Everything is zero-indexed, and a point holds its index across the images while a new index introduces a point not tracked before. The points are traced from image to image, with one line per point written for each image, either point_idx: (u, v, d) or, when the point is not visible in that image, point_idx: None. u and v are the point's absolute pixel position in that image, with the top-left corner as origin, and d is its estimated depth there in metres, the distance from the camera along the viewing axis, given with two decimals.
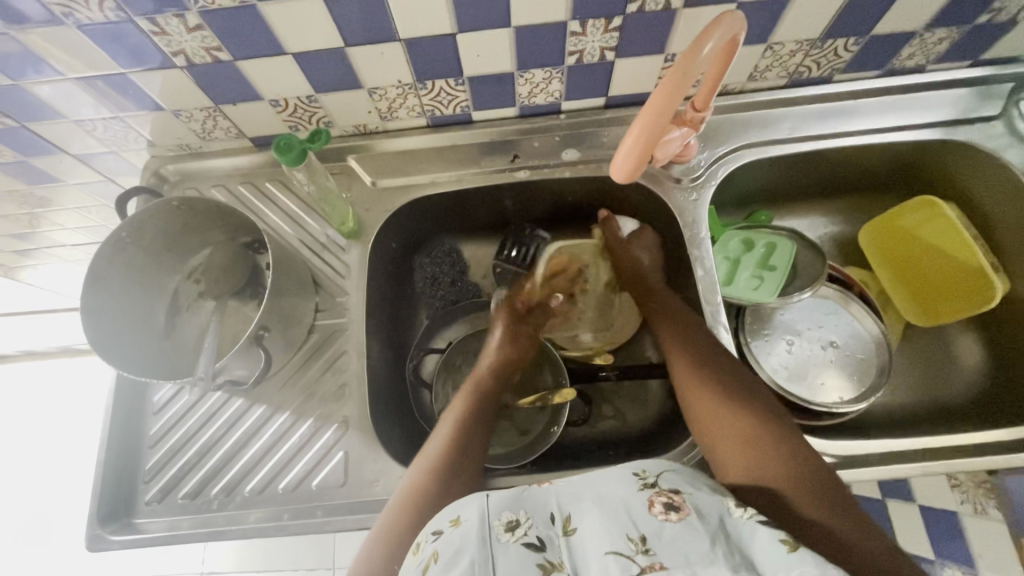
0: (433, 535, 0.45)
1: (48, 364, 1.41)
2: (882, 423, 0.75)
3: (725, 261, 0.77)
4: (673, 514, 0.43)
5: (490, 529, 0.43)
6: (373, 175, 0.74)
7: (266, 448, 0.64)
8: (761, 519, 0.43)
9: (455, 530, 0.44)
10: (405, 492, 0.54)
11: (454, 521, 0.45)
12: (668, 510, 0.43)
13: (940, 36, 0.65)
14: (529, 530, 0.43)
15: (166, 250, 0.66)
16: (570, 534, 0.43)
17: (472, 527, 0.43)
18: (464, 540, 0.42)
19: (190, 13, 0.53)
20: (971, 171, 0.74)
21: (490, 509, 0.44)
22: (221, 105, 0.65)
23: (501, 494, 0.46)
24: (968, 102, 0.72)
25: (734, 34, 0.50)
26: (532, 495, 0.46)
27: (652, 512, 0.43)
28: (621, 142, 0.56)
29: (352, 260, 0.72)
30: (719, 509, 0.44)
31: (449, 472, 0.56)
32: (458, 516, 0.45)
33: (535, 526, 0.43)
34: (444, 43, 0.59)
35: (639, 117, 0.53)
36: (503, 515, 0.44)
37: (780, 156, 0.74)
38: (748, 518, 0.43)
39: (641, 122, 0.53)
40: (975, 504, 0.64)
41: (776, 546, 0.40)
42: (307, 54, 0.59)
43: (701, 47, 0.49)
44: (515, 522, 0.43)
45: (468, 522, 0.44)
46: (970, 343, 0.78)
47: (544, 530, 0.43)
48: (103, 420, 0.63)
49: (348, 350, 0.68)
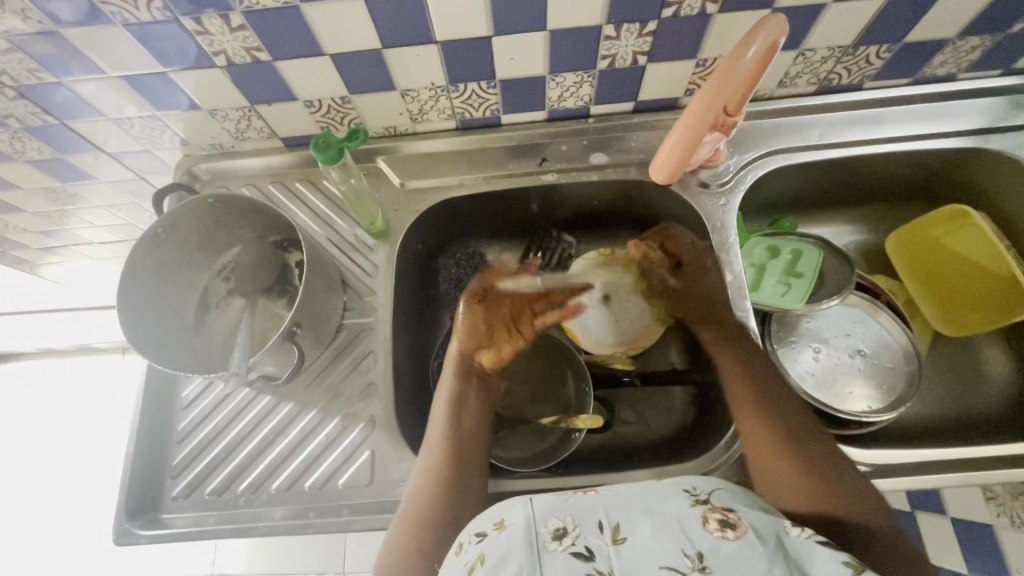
0: (476, 536, 0.45)
1: (66, 362, 1.42)
2: (910, 435, 0.74)
3: (752, 267, 0.77)
4: (729, 531, 0.42)
5: (539, 536, 0.43)
6: (401, 176, 0.75)
7: (293, 446, 0.64)
8: (820, 540, 0.43)
9: (500, 534, 0.44)
10: (415, 497, 0.54)
11: (499, 525, 0.45)
12: (724, 528, 0.43)
13: (973, 44, 0.65)
14: (578, 539, 0.42)
15: (198, 246, 0.67)
16: (620, 544, 0.42)
17: (519, 532, 0.43)
18: (511, 545, 0.42)
19: (234, 13, 0.54)
20: (1003, 180, 0.73)
21: (537, 516, 0.44)
22: (256, 105, 0.66)
23: (547, 500, 0.46)
24: (999, 110, 0.72)
25: (776, 39, 0.50)
26: (580, 502, 0.46)
27: (706, 528, 0.42)
28: (662, 144, 0.60)
29: (379, 260, 0.72)
30: (777, 529, 0.44)
31: (451, 470, 0.56)
32: (503, 519, 0.45)
33: (583, 535, 0.43)
34: (479, 46, 0.60)
35: (674, 132, 0.58)
36: (550, 523, 0.44)
37: (808, 162, 0.74)
38: (808, 538, 0.43)
39: (680, 128, 0.56)
40: (1013, 518, 0.62)
41: (839, 568, 0.40)
42: (345, 55, 0.59)
43: (741, 54, 0.50)
44: (563, 530, 0.43)
45: (514, 527, 0.44)
46: (998, 354, 0.77)
47: (594, 540, 0.42)
48: (133, 414, 0.64)
49: (375, 349, 0.68)
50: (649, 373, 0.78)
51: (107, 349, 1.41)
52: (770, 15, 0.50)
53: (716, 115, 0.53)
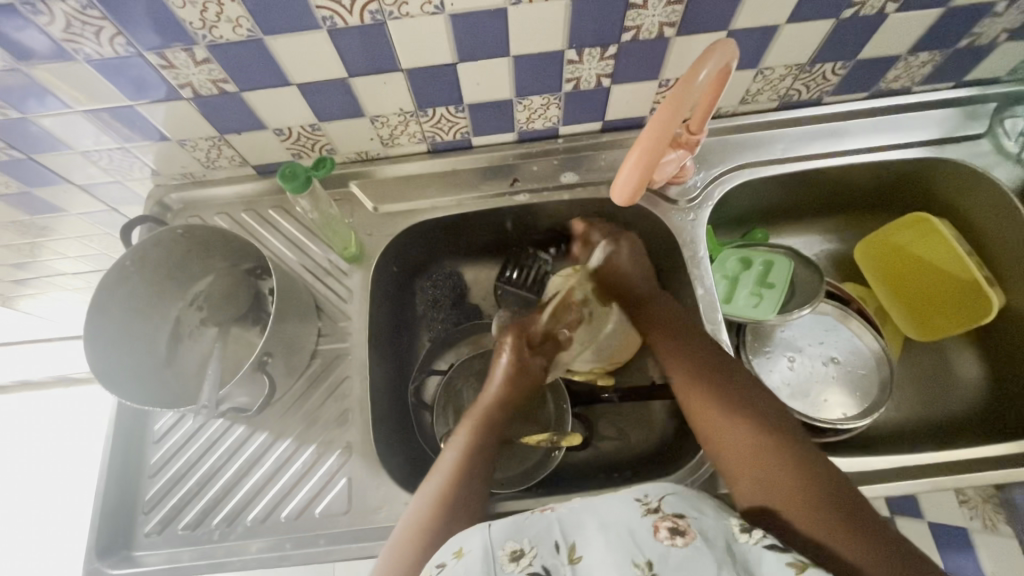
0: (437, 567, 0.46)
1: (43, 395, 1.39)
2: (884, 440, 0.75)
3: (724, 279, 0.79)
4: (678, 539, 0.44)
5: (495, 560, 0.45)
6: (374, 200, 0.75)
7: (269, 475, 0.63)
8: (768, 543, 0.45)
9: (459, 562, 0.45)
10: (412, 519, 0.54)
11: (458, 553, 0.46)
12: (674, 535, 0.45)
13: (924, 59, 0.67)
14: (535, 559, 0.45)
15: (169, 277, 0.66)
16: (576, 563, 0.44)
17: (477, 559, 0.45)
18: (470, 572, 0.44)
19: (198, 47, 0.54)
20: (961, 188, 0.76)
21: (495, 539, 0.46)
22: (225, 134, 0.66)
23: (503, 522, 0.47)
24: (954, 121, 0.74)
25: (728, 62, 0.52)
26: (536, 523, 0.48)
27: (658, 537, 0.44)
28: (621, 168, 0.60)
29: (354, 285, 0.72)
30: (726, 535, 0.46)
31: (454, 500, 0.55)
32: (462, 547, 0.47)
33: (540, 555, 0.45)
34: (444, 73, 0.61)
35: (630, 154, 0.57)
36: (508, 545, 0.46)
37: (774, 176, 0.76)
38: (756, 542, 0.45)
39: (638, 151, 0.56)
40: (985, 519, 0.64)
41: (784, 569, 0.43)
42: (312, 85, 0.60)
43: (696, 75, 0.51)
44: (519, 552, 0.45)
45: (472, 554, 0.46)
46: (968, 357, 0.79)
47: (550, 559, 0.44)
48: (103, 450, 0.63)
49: (350, 375, 0.68)
50: (629, 390, 0.77)
51: (86, 380, 1.39)
52: (721, 39, 0.52)
53: (671, 130, 0.54)
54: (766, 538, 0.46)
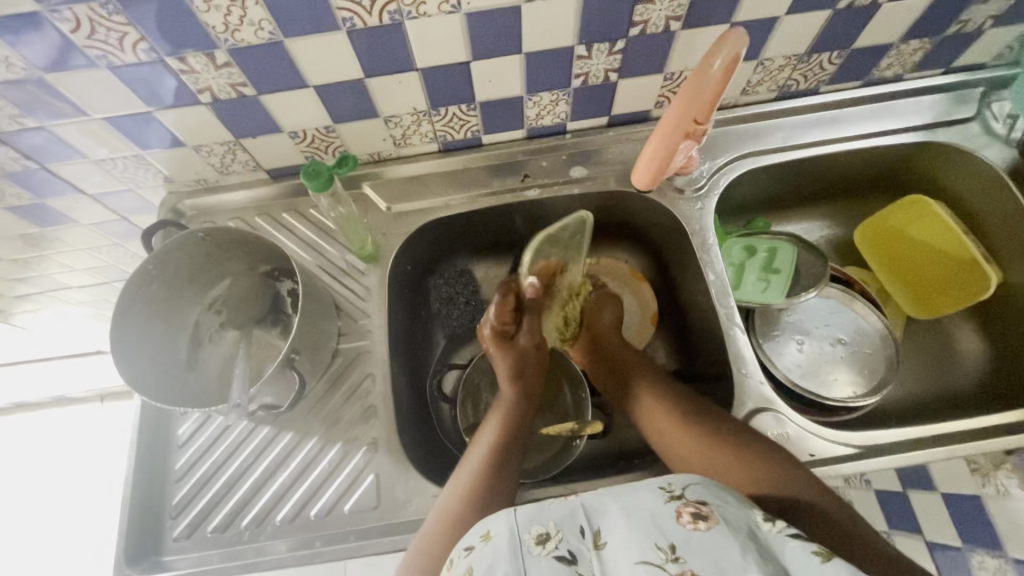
0: (465, 551, 0.47)
1: (44, 415, 1.38)
2: (894, 415, 0.78)
3: (731, 267, 0.81)
4: (702, 523, 0.45)
5: (523, 543, 0.45)
6: (387, 200, 0.76)
7: (295, 475, 0.63)
8: (790, 532, 0.46)
9: (487, 545, 0.46)
10: (439, 518, 0.55)
11: (485, 537, 0.47)
12: (697, 520, 0.45)
13: (915, 47, 0.70)
14: (561, 543, 0.45)
15: (188, 281, 0.67)
16: (601, 548, 0.45)
17: (505, 543, 0.46)
18: (497, 555, 0.45)
19: (219, 51, 0.55)
20: (955, 170, 0.79)
21: (521, 524, 0.46)
22: (241, 139, 0.67)
23: (529, 508, 0.47)
24: (944, 106, 0.77)
25: (741, 50, 0.54)
26: (562, 507, 0.48)
27: (680, 521, 0.45)
28: (643, 151, 0.66)
29: (371, 283, 0.73)
30: (748, 521, 0.47)
31: (482, 495, 0.56)
32: (489, 530, 0.47)
33: (566, 539, 0.45)
34: (458, 72, 0.62)
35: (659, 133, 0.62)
36: (534, 529, 0.46)
37: (776, 164, 0.79)
38: (778, 531, 0.46)
39: (659, 136, 0.62)
40: (997, 486, 0.66)
41: (808, 556, 0.43)
42: (329, 86, 0.61)
43: (709, 65, 0.53)
44: (545, 535, 0.45)
45: (500, 536, 0.46)
46: (969, 332, 0.81)
47: (576, 544, 0.45)
48: (128, 456, 0.63)
49: (372, 372, 0.68)
50: None
51: (87, 397, 1.38)
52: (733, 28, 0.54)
53: (691, 123, 0.58)
54: (788, 527, 0.47)
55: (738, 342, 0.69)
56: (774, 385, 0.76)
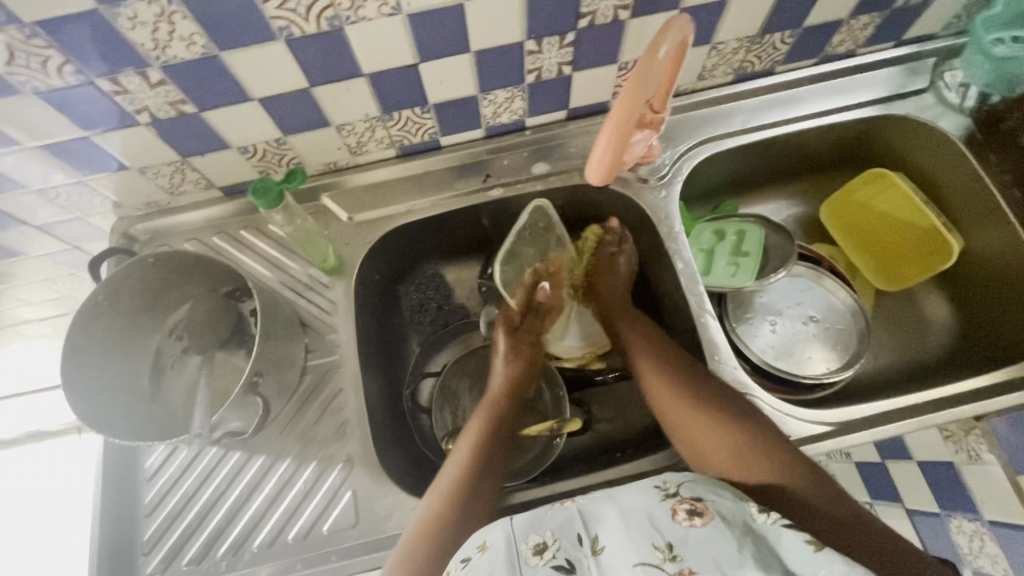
0: (462, 562, 0.47)
1: (18, 452, 1.33)
2: (867, 389, 0.79)
3: (701, 253, 0.81)
4: (697, 520, 0.45)
5: (519, 552, 0.46)
6: (348, 210, 0.74)
7: (271, 499, 0.62)
8: (785, 522, 0.46)
9: (484, 556, 0.46)
10: (420, 518, 0.54)
11: (482, 547, 0.47)
12: (692, 516, 0.46)
13: (865, 22, 0.71)
14: (558, 551, 0.45)
15: (144, 309, 0.65)
16: (600, 554, 0.45)
17: (501, 551, 0.46)
18: (495, 565, 0.45)
19: (152, 70, 0.53)
20: (913, 141, 0.80)
21: (518, 534, 0.47)
22: (188, 158, 0.65)
23: (524, 516, 0.48)
24: (899, 78, 0.78)
25: (685, 36, 0.53)
26: (557, 513, 0.48)
27: (676, 519, 0.46)
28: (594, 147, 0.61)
29: (337, 297, 0.71)
30: (743, 514, 0.47)
31: (468, 490, 0.56)
32: (485, 540, 0.48)
33: (563, 547, 0.46)
34: (407, 75, 0.61)
35: (608, 131, 0.58)
36: (531, 538, 0.47)
37: (737, 146, 0.78)
38: (773, 522, 0.46)
39: (611, 128, 0.57)
40: (969, 451, 0.65)
41: (801, 545, 0.44)
42: (275, 98, 0.59)
43: (655, 53, 0.52)
44: (543, 544, 0.46)
45: (497, 547, 0.47)
46: (936, 300, 0.82)
47: (574, 552, 0.45)
48: (93, 494, 0.60)
49: (343, 387, 0.67)
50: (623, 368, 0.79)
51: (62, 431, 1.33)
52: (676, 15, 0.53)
53: (640, 110, 0.56)
54: (782, 517, 0.47)
55: (710, 329, 0.69)
56: (749, 368, 0.76)
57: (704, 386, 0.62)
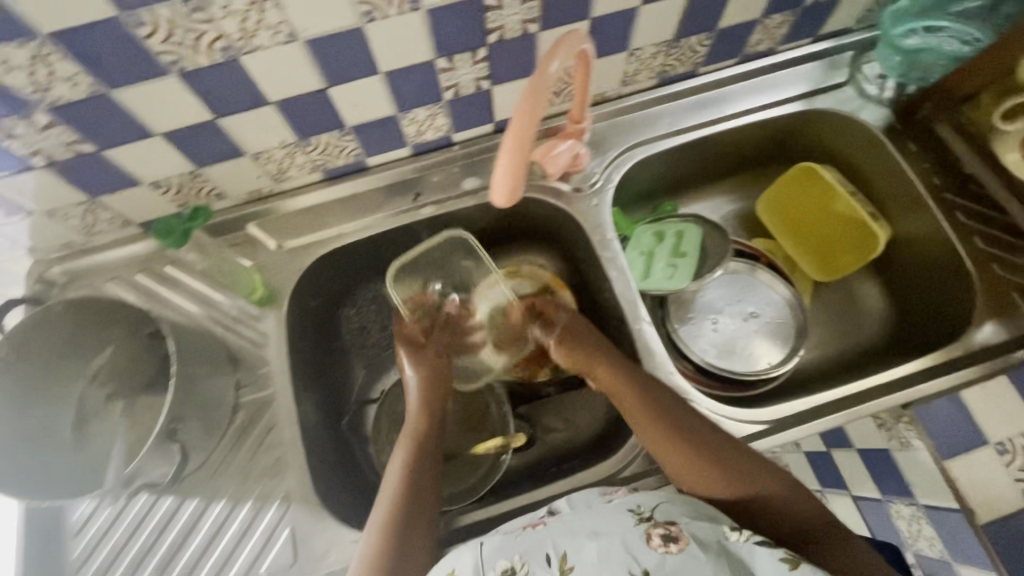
0: None
1: None
2: (809, 380, 0.80)
3: (640, 256, 0.82)
4: (672, 546, 0.46)
5: None
6: (277, 238, 0.73)
7: (205, 544, 0.60)
8: (757, 540, 0.48)
9: None
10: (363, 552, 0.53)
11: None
12: (667, 542, 0.47)
13: (779, 20, 0.71)
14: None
15: (61, 357, 0.63)
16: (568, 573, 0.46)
17: None
18: None
19: (39, 112, 0.51)
20: (838, 134, 0.81)
21: (485, 560, 0.48)
22: (98, 197, 0.62)
23: (494, 544, 0.50)
24: (819, 73, 0.79)
25: (576, 50, 0.50)
26: (529, 540, 0.49)
27: (651, 545, 0.46)
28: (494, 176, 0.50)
29: (268, 328, 0.69)
30: (717, 533, 0.49)
31: (407, 518, 0.56)
32: (452, 569, 0.49)
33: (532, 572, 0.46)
34: (317, 100, 0.59)
35: (510, 153, 0.48)
36: (499, 564, 0.48)
37: (667, 149, 0.79)
38: (746, 540, 0.48)
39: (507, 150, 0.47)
40: (898, 438, 0.65)
41: (775, 564, 0.45)
42: (179, 132, 0.57)
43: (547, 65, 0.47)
44: (511, 569, 0.47)
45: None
46: (871, 288, 0.84)
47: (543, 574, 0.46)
48: (15, 556, 0.58)
49: (277, 422, 0.65)
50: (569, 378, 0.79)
51: None
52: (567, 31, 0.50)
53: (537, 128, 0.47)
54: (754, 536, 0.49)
55: (646, 335, 0.70)
56: (691, 368, 0.77)
57: (663, 397, 0.61)
